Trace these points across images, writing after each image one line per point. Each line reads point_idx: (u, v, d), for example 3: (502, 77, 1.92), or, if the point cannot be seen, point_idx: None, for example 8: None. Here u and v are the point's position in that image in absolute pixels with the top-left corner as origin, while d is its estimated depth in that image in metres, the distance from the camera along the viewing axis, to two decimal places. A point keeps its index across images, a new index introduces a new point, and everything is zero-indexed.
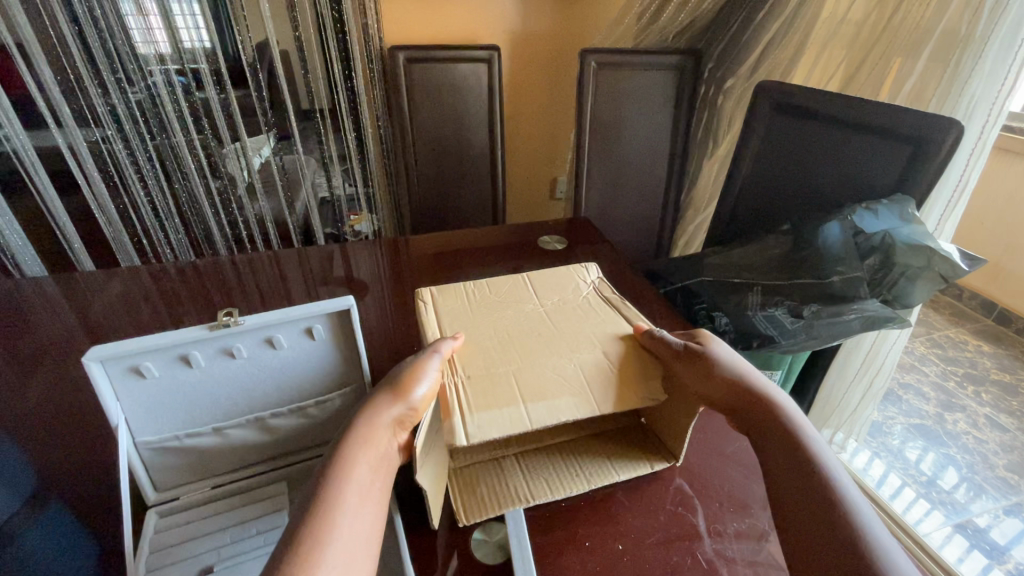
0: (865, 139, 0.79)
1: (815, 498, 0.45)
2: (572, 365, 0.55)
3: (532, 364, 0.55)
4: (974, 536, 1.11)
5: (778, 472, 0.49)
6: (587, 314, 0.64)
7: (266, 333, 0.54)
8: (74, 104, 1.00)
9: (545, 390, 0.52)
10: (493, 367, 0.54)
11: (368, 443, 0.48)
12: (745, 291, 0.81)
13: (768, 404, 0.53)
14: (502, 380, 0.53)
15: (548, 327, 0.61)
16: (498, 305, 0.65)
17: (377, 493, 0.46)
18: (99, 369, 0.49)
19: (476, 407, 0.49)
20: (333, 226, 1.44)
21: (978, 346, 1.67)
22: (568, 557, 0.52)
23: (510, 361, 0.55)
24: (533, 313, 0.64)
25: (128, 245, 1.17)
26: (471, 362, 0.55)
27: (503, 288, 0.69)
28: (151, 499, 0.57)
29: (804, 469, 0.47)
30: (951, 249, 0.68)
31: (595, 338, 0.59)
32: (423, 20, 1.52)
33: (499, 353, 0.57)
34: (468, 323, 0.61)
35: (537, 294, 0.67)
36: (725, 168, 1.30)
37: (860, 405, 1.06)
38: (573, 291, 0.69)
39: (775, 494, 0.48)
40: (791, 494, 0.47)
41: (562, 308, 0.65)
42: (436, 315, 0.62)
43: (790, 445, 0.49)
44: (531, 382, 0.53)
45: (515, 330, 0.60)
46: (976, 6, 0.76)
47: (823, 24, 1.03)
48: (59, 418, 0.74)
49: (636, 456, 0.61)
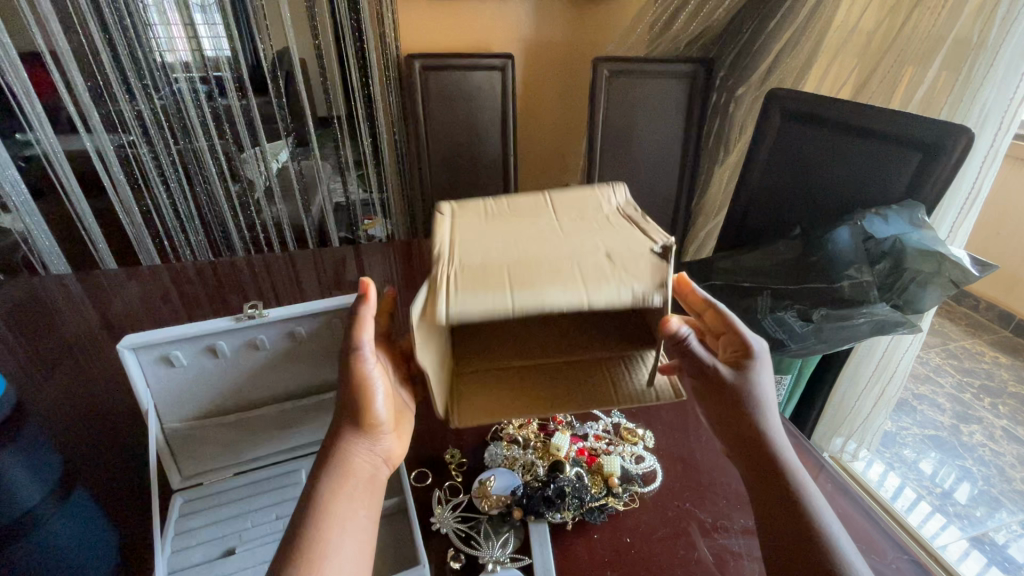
0: (875, 147, 0.80)
1: (805, 549, 0.46)
2: (572, 265, 0.50)
3: (532, 261, 0.50)
4: (991, 551, 1.09)
5: (771, 518, 0.49)
6: (604, 228, 0.57)
7: (288, 327, 0.57)
8: (103, 110, 1.04)
9: (536, 283, 0.48)
10: (488, 262, 0.50)
11: (344, 476, 0.50)
12: (755, 294, 0.82)
13: (770, 442, 0.53)
14: (495, 273, 0.49)
15: (555, 237, 0.55)
16: (513, 219, 0.59)
17: (374, 513, 0.49)
18: (131, 357, 0.52)
19: (461, 287, 0.47)
20: (348, 230, 1.45)
21: (995, 357, 1.65)
22: (579, 550, 0.53)
23: (507, 259, 0.51)
24: (546, 228, 0.57)
25: (149, 246, 1.22)
26: (469, 257, 0.51)
27: (522, 207, 0.62)
28: (176, 484, 0.59)
29: (792, 502, 0.49)
30: (963, 255, 0.68)
31: (603, 246, 0.53)
32: (439, 30, 1.56)
33: (497, 252, 0.52)
34: (479, 231, 0.56)
35: (555, 213, 0.60)
36: (739, 171, 1.27)
37: (871, 413, 1.06)
38: (593, 210, 0.61)
39: (762, 530, 0.49)
40: (778, 519, 0.48)
41: (579, 226, 0.57)
42: (450, 224, 0.57)
43: (791, 492, 0.49)
44: (523, 275, 0.48)
45: (521, 238, 0.55)
46: (987, 15, 0.77)
47: (836, 33, 1.03)
48: (82, 408, 0.77)
49: (630, 438, 0.65)
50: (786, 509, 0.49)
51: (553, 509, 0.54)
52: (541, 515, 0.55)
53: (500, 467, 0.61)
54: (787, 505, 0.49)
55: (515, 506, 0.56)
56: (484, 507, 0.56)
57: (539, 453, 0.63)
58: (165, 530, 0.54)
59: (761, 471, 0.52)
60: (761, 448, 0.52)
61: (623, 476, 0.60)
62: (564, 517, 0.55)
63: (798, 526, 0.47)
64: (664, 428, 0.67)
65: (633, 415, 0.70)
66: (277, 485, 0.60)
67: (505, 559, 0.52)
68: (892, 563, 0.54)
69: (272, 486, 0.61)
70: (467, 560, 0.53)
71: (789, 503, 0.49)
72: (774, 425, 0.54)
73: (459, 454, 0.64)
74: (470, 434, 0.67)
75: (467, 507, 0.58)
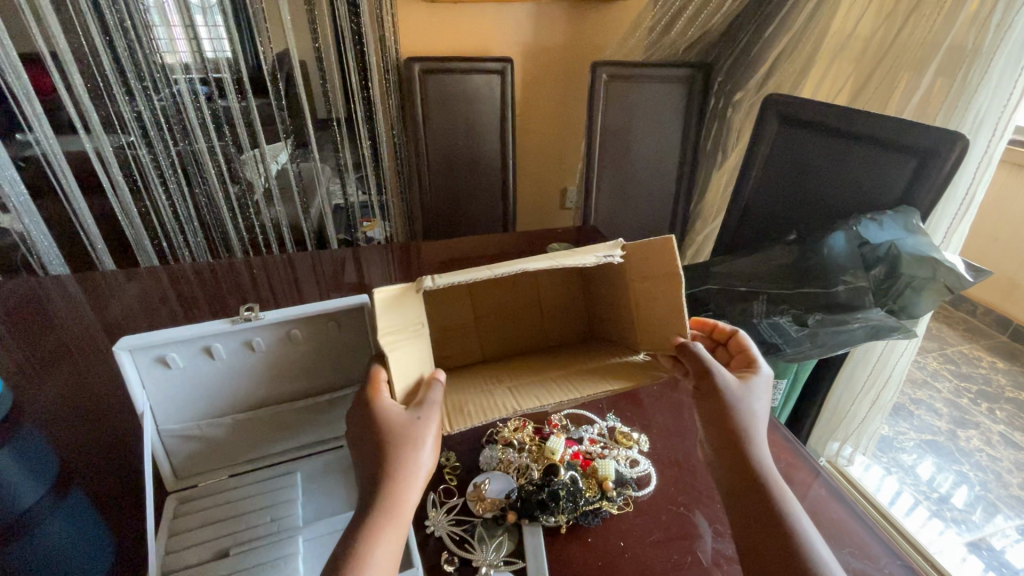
0: (872, 152, 0.80)
1: (782, 556, 0.44)
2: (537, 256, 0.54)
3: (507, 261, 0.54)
4: (988, 556, 1.09)
5: (744, 520, 0.48)
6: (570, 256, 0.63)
7: (284, 329, 0.56)
8: (102, 110, 1.03)
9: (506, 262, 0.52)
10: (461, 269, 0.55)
11: (393, 525, 0.45)
12: (750, 300, 0.83)
13: (751, 447, 0.51)
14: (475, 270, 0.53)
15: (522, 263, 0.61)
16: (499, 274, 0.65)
17: None
18: (127, 359, 0.52)
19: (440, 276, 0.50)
20: (347, 232, 1.49)
21: (992, 362, 1.65)
22: (573, 555, 0.53)
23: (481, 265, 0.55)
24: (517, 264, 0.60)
25: (148, 247, 1.21)
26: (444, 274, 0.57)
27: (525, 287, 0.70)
28: (169, 486, 0.59)
29: (767, 508, 0.47)
30: (957, 260, 0.69)
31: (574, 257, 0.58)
32: (438, 33, 1.56)
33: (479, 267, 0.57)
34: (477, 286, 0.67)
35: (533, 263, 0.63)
36: (735, 179, 1.28)
37: (868, 417, 1.06)
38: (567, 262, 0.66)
39: (739, 532, 0.48)
40: (752, 522, 0.47)
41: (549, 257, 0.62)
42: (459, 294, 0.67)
43: (767, 497, 0.48)
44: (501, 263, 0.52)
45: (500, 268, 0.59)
46: (983, 22, 0.78)
47: (832, 39, 1.04)
48: (78, 410, 0.77)
49: (623, 441, 0.66)
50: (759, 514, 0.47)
51: (546, 513, 0.54)
52: (535, 518, 0.55)
53: (494, 473, 0.61)
54: (758, 509, 0.48)
55: (509, 509, 0.56)
56: (478, 510, 0.57)
57: (534, 456, 0.63)
58: (160, 531, 0.54)
59: (739, 474, 0.50)
60: (742, 451, 0.51)
61: (617, 479, 0.60)
62: (558, 520, 0.55)
63: (767, 530, 0.46)
64: (659, 433, 0.67)
65: (628, 418, 0.70)
66: (273, 488, 0.61)
67: (499, 562, 0.52)
68: (884, 570, 0.54)
69: (268, 488, 0.61)
70: (461, 563, 0.52)
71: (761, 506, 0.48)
72: (762, 435, 0.52)
73: (454, 458, 0.64)
74: (466, 437, 0.67)
75: (462, 510, 0.58)
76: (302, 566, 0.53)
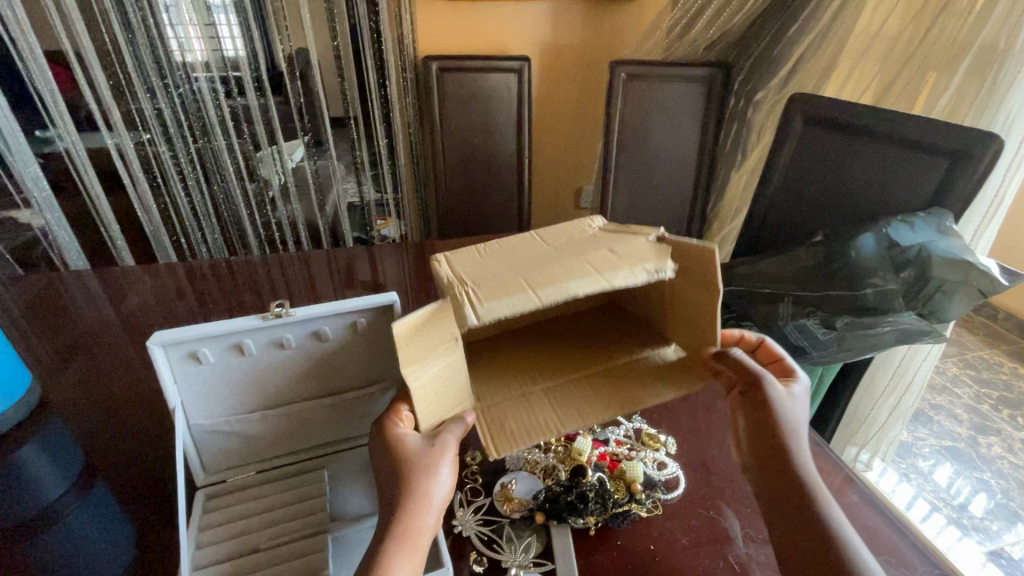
0: (901, 153, 0.79)
1: (819, 553, 0.45)
2: (580, 262, 0.51)
3: (545, 266, 0.51)
4: (1008, 565, 1.07)
5: (783, 518, 0.48)
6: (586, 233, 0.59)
7: (314, 326, 0.56)
8: (125, 108, 1.05)
9: (552, 276, 0.49)
10: (492, 271, 0.50)
11: (409, 540, 0.45)
12: (776, 300, 0.82)
13: (794, 450, 0.52)
14: (514, 277, 0.49)
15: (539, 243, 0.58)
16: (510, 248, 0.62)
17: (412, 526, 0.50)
18: (160, 353, 0.52)
19: (486, 297, 0.46)
20: (360, 230, 1.50)
21: (1014, 368, 1.62)
22: (602, 557, 0.52)
23: (513, 266, 0.52)
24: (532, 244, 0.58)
25: (166, 242, 1.21)
26: (464, 265, 0.53)
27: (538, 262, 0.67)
28: (199, 480, 0.59)
29: (805, 506, 0.48)
30: (991, 263, 0.67)
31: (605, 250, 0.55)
32: (456, 32, 1.56)
33: (506, 258, 0.54)
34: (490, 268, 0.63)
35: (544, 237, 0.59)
36: (754, 180, 1.26)
37: (888, 422, 1.04)
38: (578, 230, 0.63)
39: (774, 527, 0.49)
40: (791, 520, 0.48)
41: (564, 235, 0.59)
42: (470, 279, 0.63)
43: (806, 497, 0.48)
44: (543, 275, 0.49)
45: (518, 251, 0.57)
46: (1015, 21, 0.76)
47: (858, 38, 1.02)
48: (101, 405, 0.78)
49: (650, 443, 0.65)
50: (796, 509, 0.48)
51: (575, 515, 0.54)
52: (564, 519, 0.54)
53: (521, 474, 0.61)
54: (796, 506, 0.48)
55: (538, 510, 0.55)
56: (506, 510, 0.56)
57: (561, 457, 0.63)
58: (191, 525, 0.54)
59: (779, 475, 0.51)
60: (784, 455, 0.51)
61: (645, 482, 0.60)
62: (587, 522, 0.54)
63: (805, 525, 0.47)
64: (686, 435, 0.67)
65: (653, 419, 0.70)
66: (300, 483, 0.61)
67: (527, 563, 0.52)
68: None
69: (295, 483, 0.61)
70: (489, 563, 0.52)
71: (800, 504, 0.48)
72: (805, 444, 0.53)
73: (480, 457, 0.63)
74: None
75: (489, 510, 0.58)
76: (331, 564, 0.53)
